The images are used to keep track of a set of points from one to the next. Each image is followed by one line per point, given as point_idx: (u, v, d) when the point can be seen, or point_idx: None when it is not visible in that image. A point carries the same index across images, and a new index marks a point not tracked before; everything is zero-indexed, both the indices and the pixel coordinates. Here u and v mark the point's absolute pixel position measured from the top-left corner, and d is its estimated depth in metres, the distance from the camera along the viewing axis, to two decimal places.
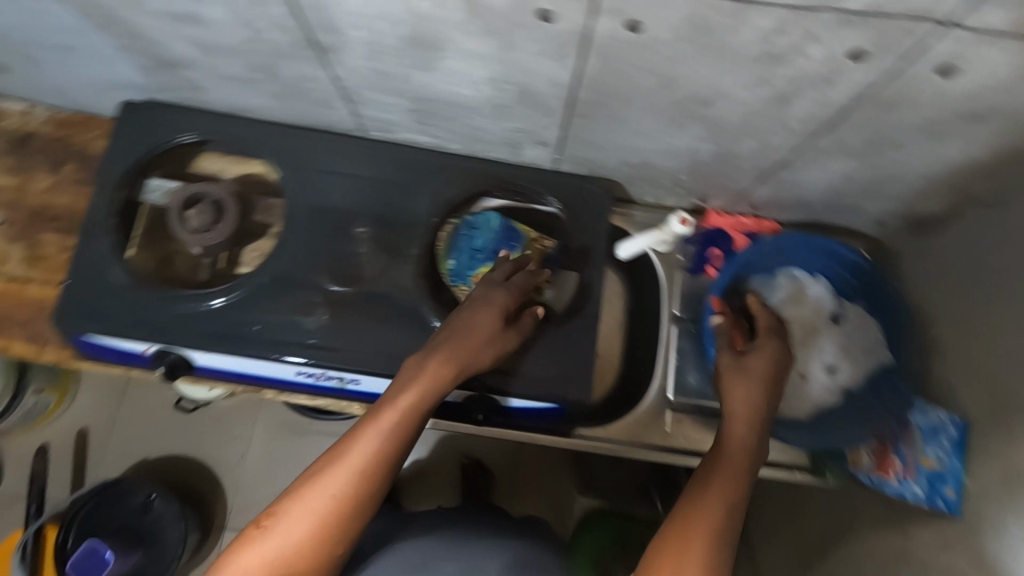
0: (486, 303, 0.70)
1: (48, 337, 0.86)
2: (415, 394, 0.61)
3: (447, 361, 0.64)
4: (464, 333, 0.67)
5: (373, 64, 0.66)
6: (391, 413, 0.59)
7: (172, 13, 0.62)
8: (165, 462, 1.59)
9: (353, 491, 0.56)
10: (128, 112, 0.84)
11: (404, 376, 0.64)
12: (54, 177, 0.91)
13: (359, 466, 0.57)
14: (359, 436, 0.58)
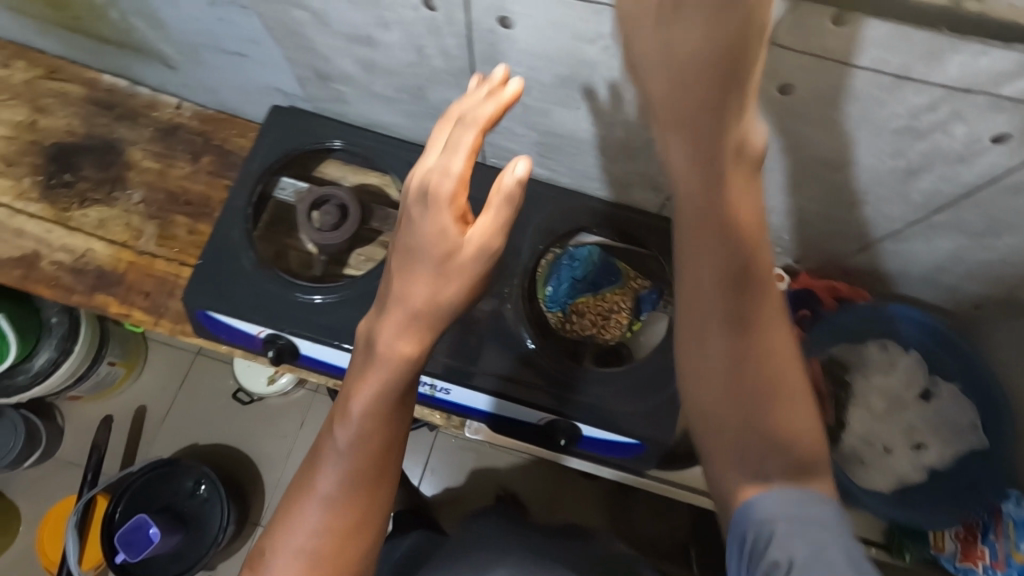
0: (426, 210, 0.53)
1: (166, 311, 0.92)
2: (371, 384, 0.59)
3: (404, 324, 0.57)
4: (406, 286, 0.55)
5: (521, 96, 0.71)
6: (352, 425, 0.60)
7: (350, 34, 0.69)
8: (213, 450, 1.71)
9: (340, 511, 0.61)
10: (274, 115, 0.91)
11: (353, 371, 0.61)
12: (191, 166, 0.98)
13: (338, 488, 0.61)
14: (329, 456, 0.61)
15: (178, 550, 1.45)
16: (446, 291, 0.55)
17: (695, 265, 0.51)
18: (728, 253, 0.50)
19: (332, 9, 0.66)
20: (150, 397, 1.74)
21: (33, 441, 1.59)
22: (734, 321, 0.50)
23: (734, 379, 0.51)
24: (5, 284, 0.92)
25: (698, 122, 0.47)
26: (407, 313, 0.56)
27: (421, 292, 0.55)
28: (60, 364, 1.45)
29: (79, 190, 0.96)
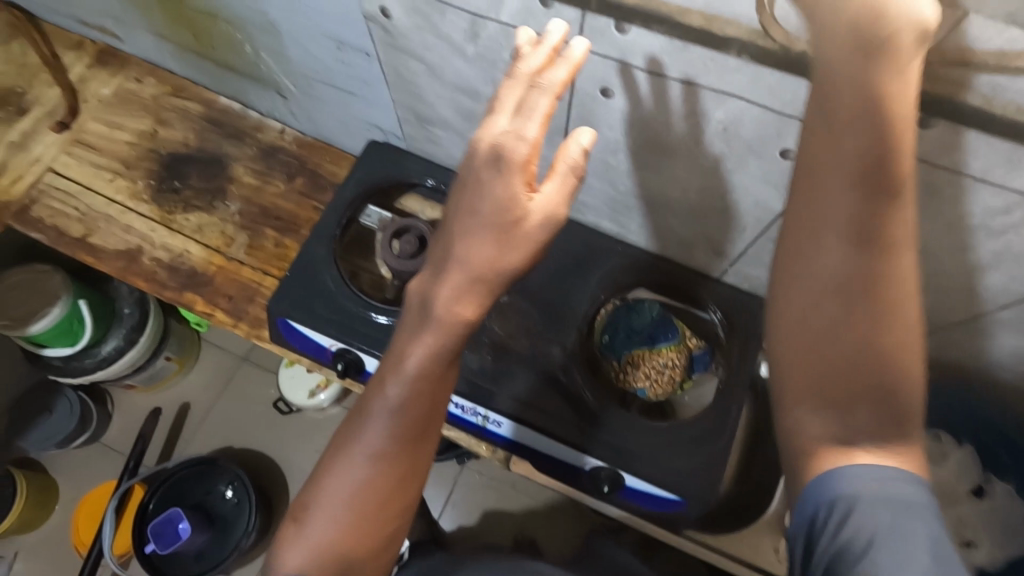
0: (494, 179, 0.50)
1: (244, 316, 0.98)
2: (426, 345, 0.56)
3: (462, 279, 0.53)
4: (468, 246, 0.52)
5: (606, 156, 0.77)
6: (403, 385, 0.58)
7: (459, 87, 0.76)
8: (247, 454, 1.75)
9: (386, 467, 0.62)
10: (370, 149, 0.99)
11: (409, 324, 0.58)
12: (285, 185, 1.07)
13: (384, 447, 0.61)
14: (374, 415, 0.61)
15: (202, 550, 1.48)
16: (508, 258, 0.52)
17: (818, 212, 0.46)
18: (868, 174, 0.44)
19: (448, 64, 0.73)
20: (195, 396, 1.81)
21: (86, 421, 1.67)
22: (859, 247, 0.45)
23: (840, 333, 0.47)
24: (107, 273, 1.00)
25: (859, 36, 0.41)
26: (469, 278, 0.53)
27: (486, 255, 0.52)
28: (125, 354, 1.53)
29: (184, 197, 1.05)
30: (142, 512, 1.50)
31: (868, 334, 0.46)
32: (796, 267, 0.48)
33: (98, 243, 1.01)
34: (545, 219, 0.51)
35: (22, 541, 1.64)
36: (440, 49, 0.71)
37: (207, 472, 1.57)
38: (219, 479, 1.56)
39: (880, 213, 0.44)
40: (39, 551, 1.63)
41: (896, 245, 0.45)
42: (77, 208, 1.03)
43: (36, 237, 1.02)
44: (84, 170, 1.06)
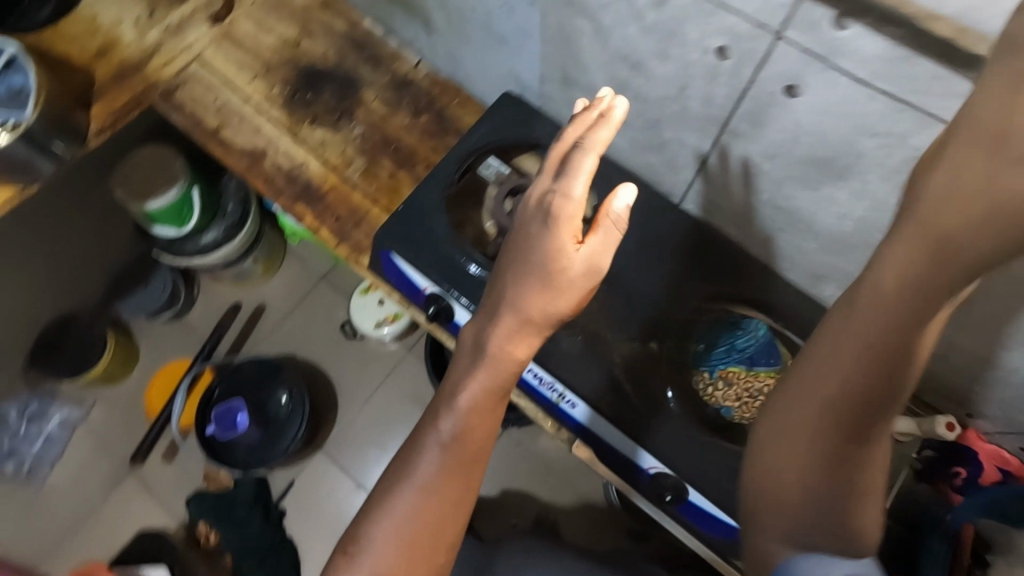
0: (546, 233, 0.61)
1: (347, 239, 1.00)
2: (479, 382, 0.66)
3: (514, 318, 0.64)
4: (523, 291, 0.63)
5: (761, 161, 0.70)
6: (456, 419, 0.67)
7: (623, 56, 0.72)
8: (307, 366, 1.83)
9: (436, 506, 0.66)
10: (503, 101, 0.97)
11: (462, 358, 0.69)
12: (410, 120, 1.07)
13: (437, 482, 0.66)
14: (429, 451, 0.67)
15: (253, 446, 1.59)
16: (556, 307, 0.63)
17: (825, 380, 0.47)
18: (883, 367, 0.44)
19: (619, 29, 0.68)
20: (272, 300, 1.90)
21: (177, 296, 1.81)
22: (856, 427, 0.47)
23: (822, 481, 0.49)
24: (231, 169, 1.04)
25: (931, 258, 0.40)
26: (524, 319, 0.64)
27: (532, 293, 0.63)
28: (220, 246, 1.61)
29: (313, 111, 1.07)
30: (207, 397, 1.61)
31: (843, 487, 0.49)
32: (797, 398, 0.49)
33: (228, 138, 1.05)
34: (590, 274, 0.62)
35: (101, 392, 1.79)
36: (615, 11, 0.66)
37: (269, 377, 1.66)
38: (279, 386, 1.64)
39: (886, 401, 0.45)
40: (114, 405, 1.79)
41: (891, 428, 0.47)
42: (216, 101, 1.07)
43: (175, 121, 1.06)
44: (228, 65, 1.09)
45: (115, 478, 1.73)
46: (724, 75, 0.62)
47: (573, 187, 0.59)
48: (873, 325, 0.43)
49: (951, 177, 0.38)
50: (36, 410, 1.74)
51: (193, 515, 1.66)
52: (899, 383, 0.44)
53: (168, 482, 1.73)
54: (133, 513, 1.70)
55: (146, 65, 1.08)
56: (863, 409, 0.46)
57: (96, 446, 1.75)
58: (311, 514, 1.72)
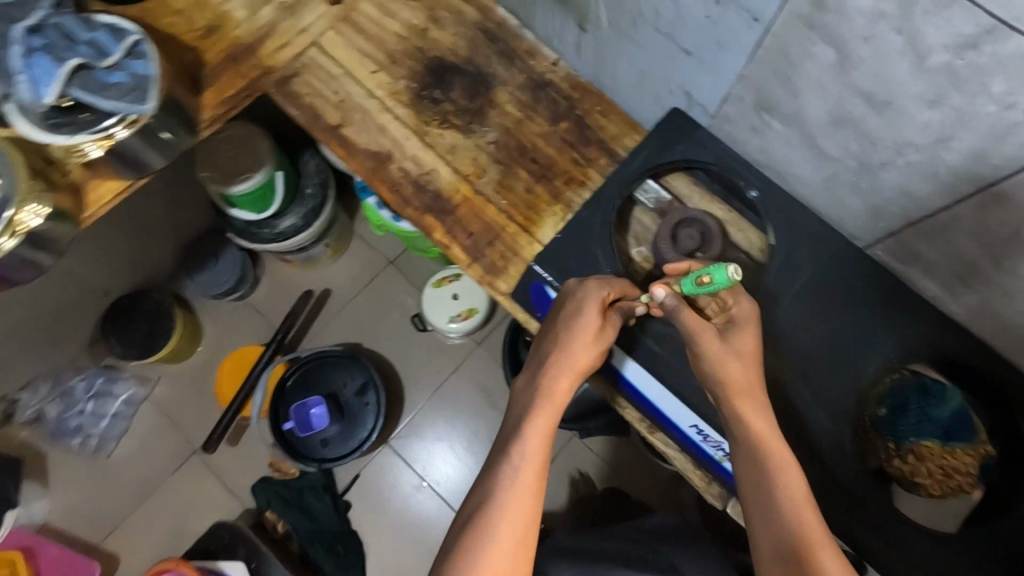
0: (581, 307, 0.78)
1: (480, 259, 0.92)
2: (541, 419, 0.74)
3: (561, 376, 0.75)
4: (562, 351, 0.76)
5: (1022, 228, 0.61)
6: (526, 457, 0.71)
7: (866, 94, 0.62)
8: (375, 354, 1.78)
9: (512, 540, 0.67)
10: (667, 118, 0.87)
11: (517, 405, 0.77)
12: (548, 127, 0.97)
13: (509, 516, 0.68)
14: (503, 488, 0.69)
15: (330, 439, 1.53)
16: (582, 362, 0.76)
17: (753, 485, 0.67)
18: (773, 465, 0.67)
19: (877, 65, 0.58)
20: (340, 285, 1.83)
21: (242, 281, 1.72)
22: (784, 513, 0.64)
23: (764, 512, 0.66)
24: (354, 171, 0.96)
25: (741, 375, 0.71)
26: (568, 375, 0.76)
27: (586, 356, 0.77)
28: (298, 233, 1.53)
29: (443, 111, 0.97)
30: (280, 386, 1.56)
31: (782, 506, 0.64)
32: (753, 503, 0.67)
33: (351, 135, 0.96)
34: (600, 335, 0.77)
35: (166, 370, 1.74)
36: (884, 48, 0.56)
37: (342, 367, 1.58)
38: (354, 375, 1.57)
39: (796, 514, 0.64)
40: (180, 385, 1.74)
41: (814, 515, 0.64)
42: (336, 93, 0.98)
43: (292, 113, 0.98)
44: (349, 53, 0.99)
45: (181, 458, 1.70)
46: None
47: (586, 285, 0.79)
48: (751, 442, 0.68)
49: (718, 340, 0.72)
50: (100, 389, 1.70)
51: (260, 503, 1.62)
52: (785, 475, 0.66)
53: (234, 465, 1.70)
54: (201, 497, 1.68)
55: (260, 49, 0.98)
56: (766, 463, 0.67)
57: (162, 425, 1.72)
58: (376, 507, 1.69)
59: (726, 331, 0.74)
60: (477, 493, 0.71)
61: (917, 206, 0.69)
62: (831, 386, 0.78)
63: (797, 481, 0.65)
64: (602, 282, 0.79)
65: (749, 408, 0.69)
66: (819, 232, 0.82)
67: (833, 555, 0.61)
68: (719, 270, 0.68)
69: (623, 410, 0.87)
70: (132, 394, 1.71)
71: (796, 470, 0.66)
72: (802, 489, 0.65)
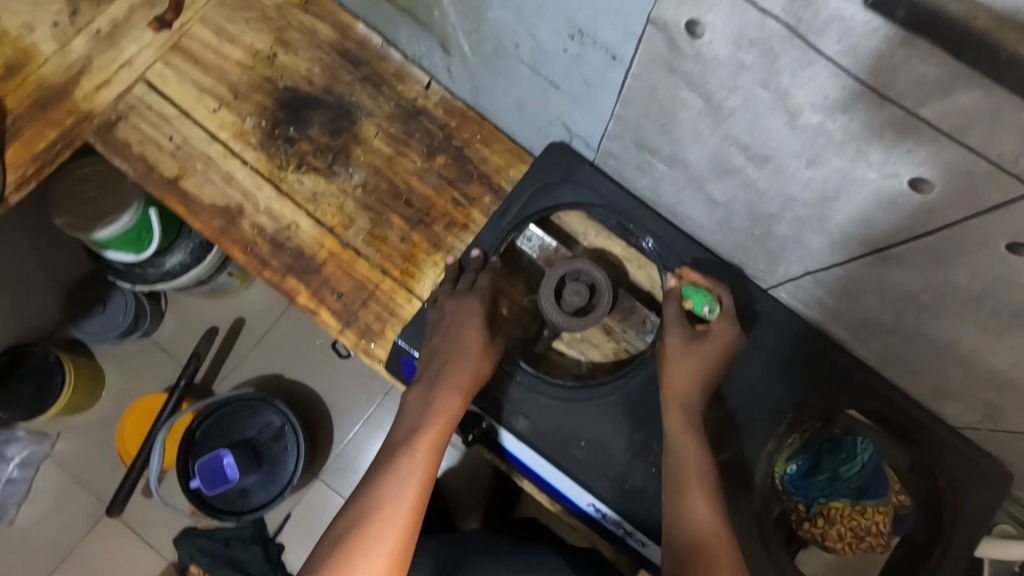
0: (466, 324, 0.72)
1: (354, 322, 0.81)
2: (433, 432, 0.64)
3: (453, 393, 0.67)
4: (450, 363, 0.69)
5: (919, 291, 0.54)
6: (412, 472, 0.61)
7: (742, 144, 0.52)
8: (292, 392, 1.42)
9: (385, 565, 0.55)
10: (548, 153, 0.77)
11: (408, 416, 0.67)
12: (423, 163, 0.85)
13: (385, 539, 0.57)
14: (382, 506, 0.58)
15: (249, 488, 1.27)
16: (469, 377, 0.68)
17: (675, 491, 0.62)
18: (700, 472, 0.62)
19: (748, 119, 0.49)
20: (253, 312, 1.46)
21: (141, 317, 1.38)
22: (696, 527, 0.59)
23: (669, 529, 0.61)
24: (201, 231, 0.82)
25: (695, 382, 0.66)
26: (459, 391, 0.67)
27: (470, 371, 0.69)
28: (189, 271, 1.21)
29: (299, 151, 0.84)
30: (188, 437, 1.28)
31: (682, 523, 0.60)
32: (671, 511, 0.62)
33: (192, 189, 0.83)
34: (487, 352, 0.71)
35: (66, 422, 1.40)
36: (751, 101, 0.47)
37: (259, 407, 1.30)
38: (273, 416, 1.29)
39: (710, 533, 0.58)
40: (86, 439, 1.40)
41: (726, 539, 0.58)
42: (172, 139, 0.84)
43: (120, 167, 0.83)
44: (184, 89, 0.85)
45: (91, 519, 1.36)
46: (910, 206, 0.45)
47: (467, 298, 0.73)
48: (681, 445, 0.64)
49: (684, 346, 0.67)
50: None
51: (183, 557, 1.32)
52: (705, 483, 0.62)
53: (153, 519, 1.37)
54: (122, 564, 1.35)
55: (74, 90, 0.82)
56: (677, 483, 0.62)
57: (67, 484, 1.37)
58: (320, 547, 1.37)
59: (695, 339, 0.67)
60: (354, 506, 0.59)
61: (813, 258, 0.61)
62: (737, 453, 0.70)
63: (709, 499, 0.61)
64: (482, 303, 0.73)
65: (681, 416, 0.65)
66: (719, 277, 0.74)
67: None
68: (699, 300, 0.70)
69: (522, 482, 0.80)
70: (27, 454, 1.37)
71: (705, 478, 0.62)
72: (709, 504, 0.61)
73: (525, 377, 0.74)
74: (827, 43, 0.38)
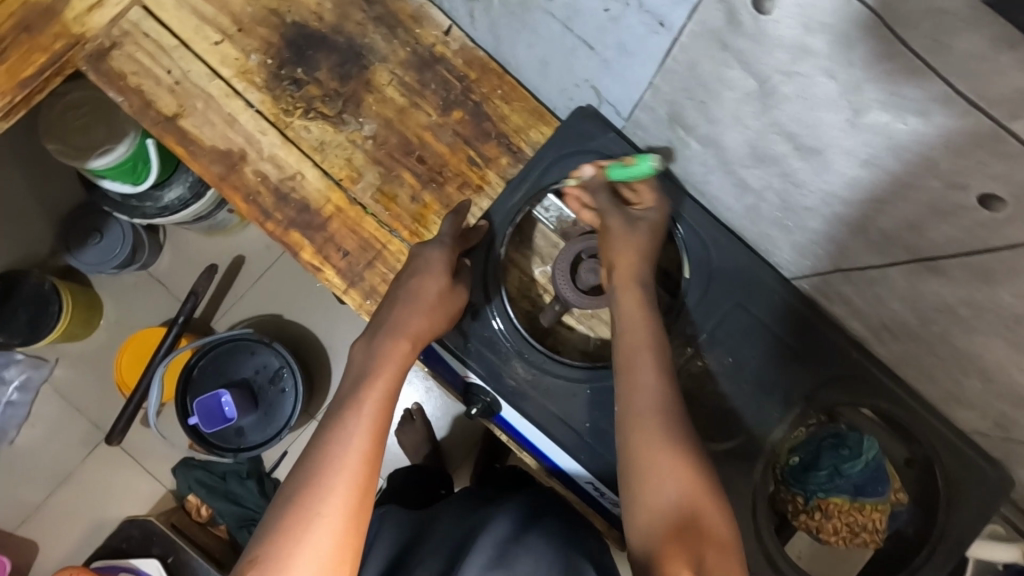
0: (427, 274, 0.68)
1: (358, 280, 0.78)
2: (380, 383, 0.60)
3: (399, 339, 0.64)
4: (397, 312, 0.66)
5: (957, 303, 0.51)
6: (360, 423, 0.56)
7: (788, 132, 0.49)
8: (292, 338, 1.38)
9: (344, 517, 0.51)
10: (573, 117, 0.72)
11: (357, 373, 0.62)
12: (437, 117, 0.80)
13: (337, 494, 0.52)
14: (332, 457, 0.54)
15: (245, 427, 1.25)
16: (421, 326, 0.65)
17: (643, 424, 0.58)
18: (674, 402, 0.59)
19: (804, 108, 0.45)
20: (253, 252, 1.40)
21: (138, 250, 1.31)
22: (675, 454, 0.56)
23: (640, 479, 0.56)
24: (200, 175, 0.78)
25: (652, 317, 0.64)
26: (406, 337, 0.64)
27: (421, 322, 0.65)
28: (188, 207, 1.15)
29: (307, 94, 0.79)
30: (185, 372, 1.26)
31: (651, 472, 0.56)
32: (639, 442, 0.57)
33: (191, 129, 0.78)
34: (444, 302, 0.68)
35: (66, 348, 1.37)
36: (810, 88, 0.43)
37: (252, 347, 1.27)
38: (271, 358, 1.27)
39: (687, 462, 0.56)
40: (84, 366, 1.37)
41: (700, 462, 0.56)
42: (171, 72, 0.78)
43: (114, 100, 0.78)
44: (184, 18, 0.79)
45: (90, 444, 1.35)
46: (971, 221, 0.43)
47: (447, 251, 0.70)
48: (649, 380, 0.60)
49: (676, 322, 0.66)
50: None
51: (181, 487, 1.32)
52: (676, 414, 0.59)
53: (152, 447, 1.36)
54: (118, 490, 1.35)
55: (62, 9, 0.75)
56: (637, 426, 0.58)
57: (67, 409, 1.36)
58: None
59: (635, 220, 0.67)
60: (304, 463, 0.54)
61: (845, 256, 0.58)
62: (740, 442, 0.69)
63: (674, 450, 0.56)
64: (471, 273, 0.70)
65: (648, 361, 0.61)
66: (741, 265, 0.71)
67: (707, 509, 0.53)
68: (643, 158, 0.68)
69: (520, 452, 0.82)
70: (26, 378, 1.34)
71: (673, 414, 0.58)
72: (676, 449, 0.56)
73: (531, 353, 0.72)
74: (916, 36, 0.35)
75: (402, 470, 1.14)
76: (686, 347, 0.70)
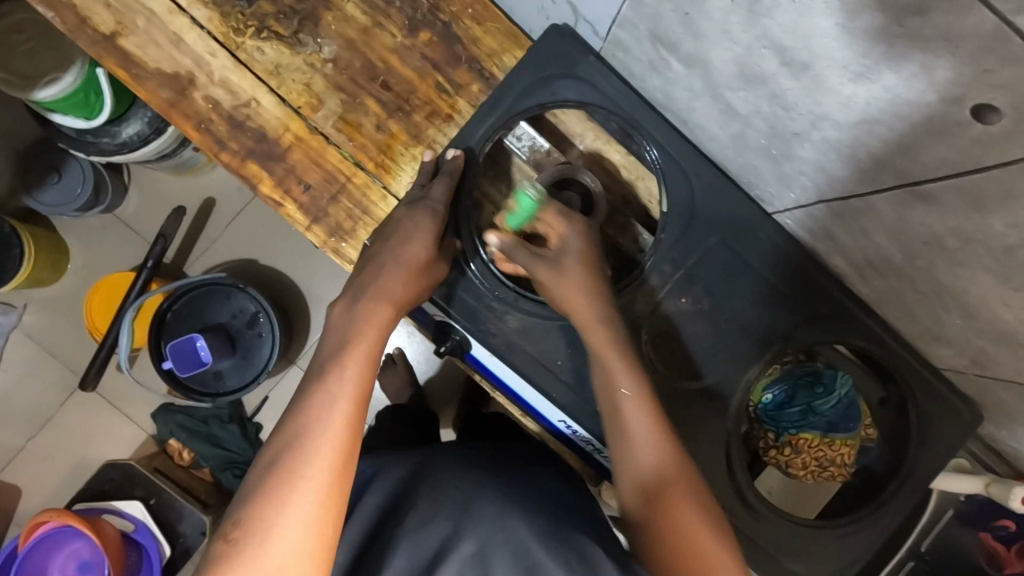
0: (410, 236, 0.64)
1: (322, 216, 0.74)
2: (362, 344, 0.57)
3: (381, 302, 0.60)
4: (380, 276, 0.62)
5: (944, 234, 0.49)
6: (344, 388, 0.53)
7: (778, 44, 0.45)
8: (267, 284, 1.34)
9: (329, 480, 0.48)
10: (547, 38, 0.68)
11: (332, 331, 0.59)
12: (404, 40, 0.74)
13: (320, 458, 0.49)
14: (314, 425, 0.51)
15: (222, 372, 1.23)
16: (402, 290, 0.62)
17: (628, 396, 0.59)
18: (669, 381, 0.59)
19: (800, 15, 0.41)
20: (223, 193, 1.34)
21: (101, 191, 1.25)
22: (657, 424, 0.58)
23: (628, 445, 0.57)
24: (146, 101, 0.72)
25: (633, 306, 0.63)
26: (387, 301, 0.61)
27: (404, 285, 0.62)
28: (149, 144, 1.07)
29: (259, 12, 0.72)
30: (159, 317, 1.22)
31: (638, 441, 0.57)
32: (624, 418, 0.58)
33: (133, 50, 0.71)
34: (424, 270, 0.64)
35: (32, 293, 1.32)
36: None
37: (230, 291, 1.24)
38: (248, 302, 1.24)
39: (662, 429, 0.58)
40: (52, 312, 1.33)
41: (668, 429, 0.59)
42: None
43: (45, 16, 0.71)
44: None
45: (64, 390, 1.33)
46: (966, 139, 0.40)
47: None
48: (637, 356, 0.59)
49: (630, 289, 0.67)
50: None
51: (161, 432, 1.31)
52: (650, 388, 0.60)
53: (128, 392, 1.34)
54: (96, 434, 1.33)
55: None
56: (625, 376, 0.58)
57: (37, 354, 1.33)
58: None
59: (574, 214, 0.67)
60: (283, 426, 0.51)
61: (831, 185, 0.56)
62: (716, 381, 0.68)
63: (674, 445, 0.57)
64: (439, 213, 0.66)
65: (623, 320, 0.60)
66: (723, 200, 0.68)
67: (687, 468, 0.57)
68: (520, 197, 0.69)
69: (494, 393, 0.80)
70: None
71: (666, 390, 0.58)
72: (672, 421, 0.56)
73: (504, 292, 0.69)
74: None
75: (385, 412, 1.14)
76: (666, 283, 0.68)
